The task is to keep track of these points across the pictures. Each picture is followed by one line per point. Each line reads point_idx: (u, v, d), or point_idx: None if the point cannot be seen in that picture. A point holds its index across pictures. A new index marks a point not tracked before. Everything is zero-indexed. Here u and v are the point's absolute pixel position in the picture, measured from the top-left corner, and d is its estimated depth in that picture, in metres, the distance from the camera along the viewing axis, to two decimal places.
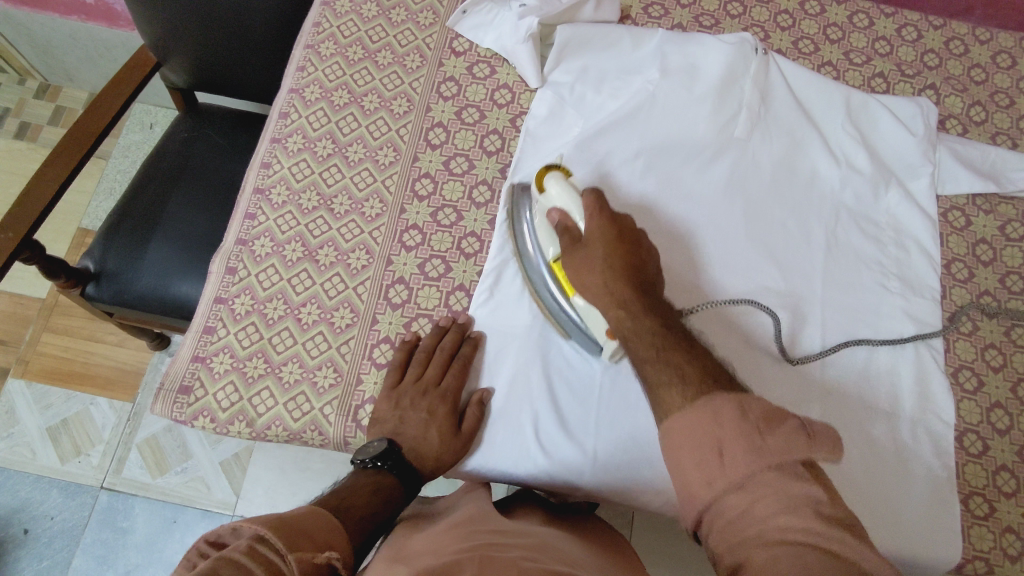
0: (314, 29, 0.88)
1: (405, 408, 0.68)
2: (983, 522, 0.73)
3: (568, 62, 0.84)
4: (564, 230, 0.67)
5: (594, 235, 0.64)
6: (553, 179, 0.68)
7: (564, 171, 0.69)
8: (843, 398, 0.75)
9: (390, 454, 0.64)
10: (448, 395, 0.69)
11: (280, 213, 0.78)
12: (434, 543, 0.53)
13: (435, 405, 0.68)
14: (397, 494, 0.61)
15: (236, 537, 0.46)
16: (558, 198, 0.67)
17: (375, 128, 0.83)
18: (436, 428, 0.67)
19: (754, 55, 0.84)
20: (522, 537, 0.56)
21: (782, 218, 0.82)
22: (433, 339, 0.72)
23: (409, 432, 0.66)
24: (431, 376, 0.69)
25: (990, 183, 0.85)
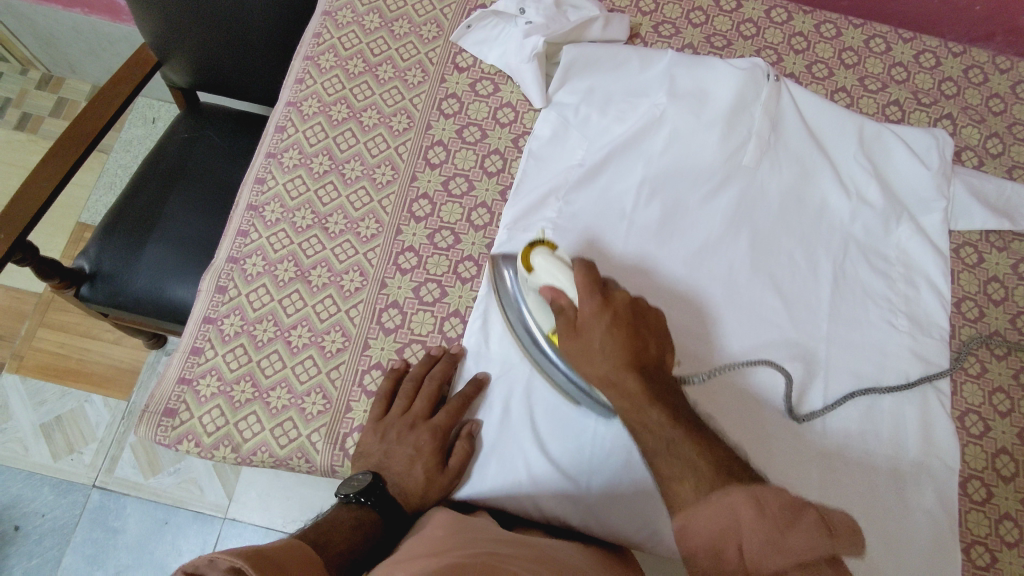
0: (314, 40, 0.86)
1: (392, 442, 0.66)
2: (984, 573, 0.71)
3: (574, 83, 0.82)
4: (559, 311, 0.63)
5: (586, 324, 0.61)
6: (541, 255, 0.65)
7: (548, 244, 0.66)
8: (843, 433, 0.74)
9: (373, 490, 0.62)
10: (436, 428, 0.67)
11: (273, 231, 0.77)
12: (433, 547, 0.52)
13: (422, 439, 0.66)
14: (379, 531, 0.59)
15: (214, 568, 0.44)
16: (547, 278, 0.64)
17: (373, 144, 0.81)
18: (422, 463, 0.65)
19: (765, 81, 0.81)
20: (524, 545, 0.55)
21: (789, 251, 0.79)
22: (423, 368, 0.70)
23: (394, 466, 0.65)
24: (420, 409, 0.68)
25: (1005, 220, 0.83)
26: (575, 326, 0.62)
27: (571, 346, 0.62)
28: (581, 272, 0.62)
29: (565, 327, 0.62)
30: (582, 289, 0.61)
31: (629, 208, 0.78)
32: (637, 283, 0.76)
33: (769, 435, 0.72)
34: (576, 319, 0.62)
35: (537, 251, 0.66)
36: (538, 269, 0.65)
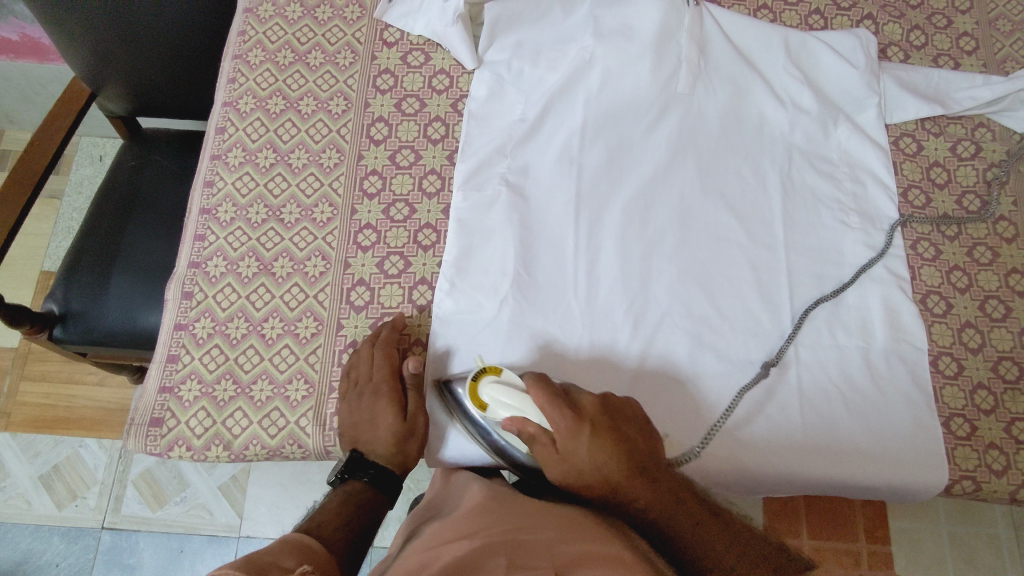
0: (240, 38, 0.86)
1: (358, 414, 0.68)
2: (966, 442, 0.74)
3: (501, 39, 0.83)
4: (530, 438, 0.60)
5: (568, 450, 0.58)
6: (489, 386, 0.62)
7: (494, 372, 0.64)
8: (813, 355, 0.75)
9: (356, 464, 0.66)
10: (384, 387, 0.68)
11: (229, 231, 0.77)
12: (463, 529, 0.53)
13: (377, 403, 0.67)
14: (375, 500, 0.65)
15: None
16: (507, 403, 0.61)
17: (315, 131, 0.81)
18: (383, 426, 0.67)
19: (685, 7, 0.82)
20: (549, 513, 0.56)
21: (736, 168, 0.81)
22: (375, 339, 0.71)
23: (366, 436, 0.67)
24: (367, 373, 0.69)
25: (937, 106, 0.85)
26: (553, 449, 0.59)
27: (551, 461, 0.59)
28: (540, 393, 0.59)
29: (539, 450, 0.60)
30: (550, 413, 0.58)
31: (575, 152, 0.80)
32: (593, 227, 0.77)
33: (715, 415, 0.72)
34: (553, 441, 0.59)
35: (484, 382, 0.63)
36: (491, 403, 0.62)
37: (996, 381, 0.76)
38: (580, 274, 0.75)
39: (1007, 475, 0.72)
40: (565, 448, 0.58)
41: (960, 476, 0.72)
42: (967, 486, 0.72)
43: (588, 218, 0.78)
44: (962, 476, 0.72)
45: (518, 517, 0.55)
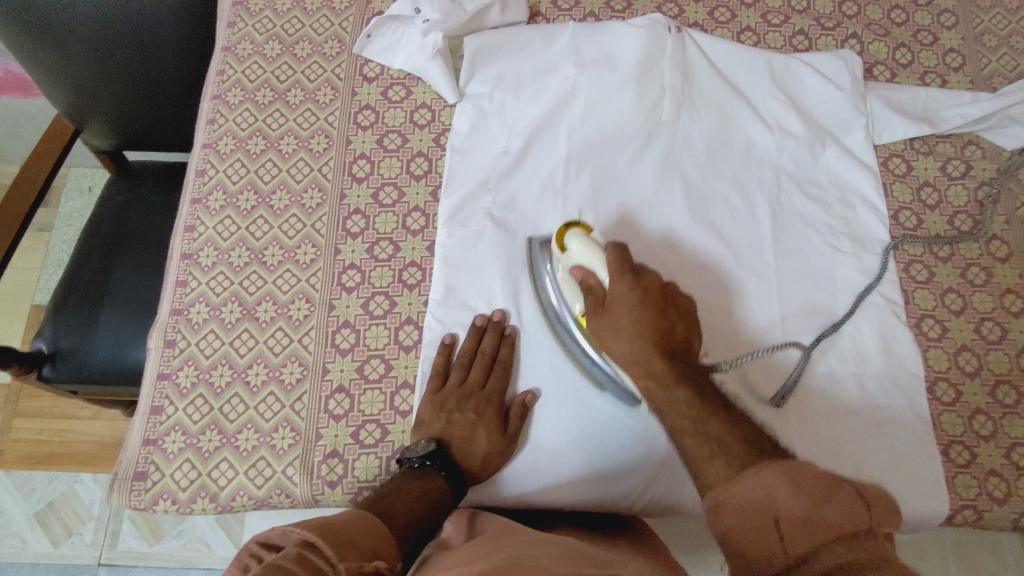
0: (218, 78, 0.85)
1: (453, 410, 0.68)
2: (966, 470, 0.72)
3: (482, 71, 0.82)
4: (587, 290, 0.64)
5: (615, 305, 0.61)
6: (574, 236, 0.67)
7: (583, 227, 0.68)
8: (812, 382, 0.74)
9: (438, 454, 0.64)
10: (493, 398, 0.69)
11: (211, 276, 0.76)
12: (465, 553, 0.52)
13: (481, 406, 0.68)
14: (445, 497, 0.61)
15: (286, 542, 0.47)
16: (581, 257, 0.65)
17: (297, 170, 0.80)
18: (484, 429, 0.67)
19: (667, 34, 0.81)
20: (553, 543, 0.54)
21: (723, 195, 0.80)
22: (472, 341, 0.71)
23: (458, 432, 0.67)
24: (476, 378, 0.69)
25: (925, 125, 0.84)
26: (602, 305, 0.63)
27: (597, 323, 0.62)
28: (615, 255, 0.63)
29: (591, 309, 0.63)
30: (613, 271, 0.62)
31: (561, 184, 0.79)
32: None
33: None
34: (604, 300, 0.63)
35: (572, 233, 0.68)
36: (573, 247, 0.66)
37: (995, 406, 0.75)
38: None
39: (1009, 503, 0.71)
40: (611, 297, 0.62)
41: (961, 505, 0.71)
42: (969, 515, 0.71)
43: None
44: (963, 505, 0.71)
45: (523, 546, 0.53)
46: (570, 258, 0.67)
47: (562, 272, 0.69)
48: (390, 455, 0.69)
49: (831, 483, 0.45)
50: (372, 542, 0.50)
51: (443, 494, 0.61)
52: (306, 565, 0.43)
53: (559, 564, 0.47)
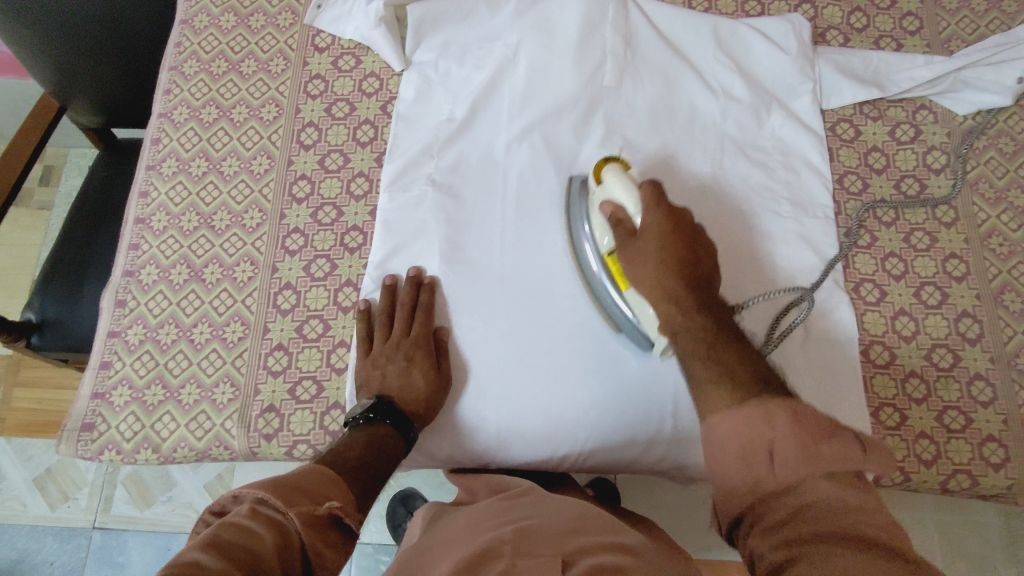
0: (176, 49, 0.87)
1: (385, 364, 0.70)
2: (895, 432, 0.72)
3: (427, 40, 0.83)
4: (618, 222, 0.66)
5: (648, 232, 0.63)
6: (612, 171, 0.69)
7: (622, 162, 0.70)
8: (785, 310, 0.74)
9: (380, 407, 0.66)
10: (421, 340, 0.71)
11: (161, 239, 0.78)
12: (471, 523, 0.59)
13: (412, 352, 0.70)
14: (391, 443, 0.64)
15: (238, 503, 0.50)
16: (616, 192, 0.67)
17: (247, 138, 0.82)
18: (417, 371, 0.69)
19: (608, 0, 0.81)
20: (560, 507, 0.59)
21: (667, 161, 0.81)
22: (389, 299, 0.74)
23: (393, 383, 0.69)
24: (400, 328, 0.72)
25: (874, 89, 0.82)
26: (634, 233, 0.65)
27: (628, 250, 0.64)
28: (649, 190, 0.65)
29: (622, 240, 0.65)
30: (648, 203, 0.64)
31: (502, 153, 0.81)
32: (513, 238, 0.78)
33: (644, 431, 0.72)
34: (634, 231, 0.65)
35: (610, 168, 0.70)
36: (609, 183, 0.68)
37: (929, 369, 0.74)
38: (505, 271, 0.76)
39: (936, 465, 0.71)
40: (646, 225, 0.63)
41: (888, 466, 0.71)
42: (896, 476, 0.71)
43: (517, 209, 0.79)
44: (889, 466, 0.71)
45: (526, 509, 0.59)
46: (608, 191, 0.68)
47: (597, 204, 0.71)
48: (323, 410, 0.72)
49: (834, 428, 0.48)
50: (323, 487, 0.54)
51: (391, 442, 0.64)
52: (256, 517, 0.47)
53: (569, 530, 0.54)
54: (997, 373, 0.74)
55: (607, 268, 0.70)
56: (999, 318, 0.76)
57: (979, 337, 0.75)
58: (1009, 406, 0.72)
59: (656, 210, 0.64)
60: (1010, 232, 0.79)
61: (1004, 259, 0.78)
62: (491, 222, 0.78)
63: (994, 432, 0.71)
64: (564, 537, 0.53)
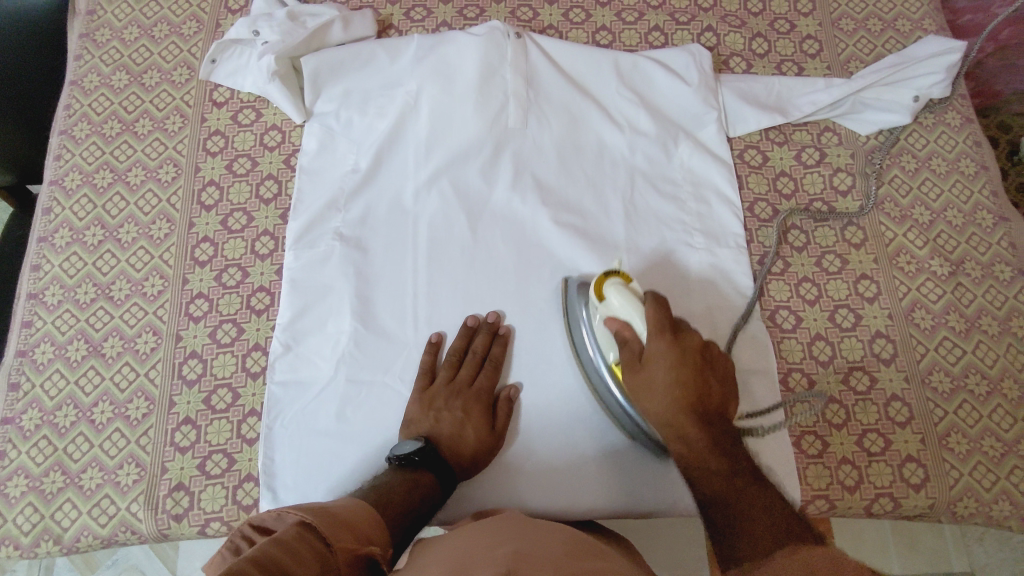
0: (65, 112, 0.84)
1: (440, 409, 0.69)
2: (817, 460, 0.72)
3: (327, 90, 0.81)
4: (623, 342, 0.63)
5: (652, 359, 0.61)
6: (614, 286, 0.65)
7: (622, 276, 0.67)
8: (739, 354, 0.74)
9: (426, 451, 0.64)
10: (482, 395, 0.70)
11: (57, 314, 0.75)
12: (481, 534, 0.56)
13: (470, 404, 0.70)
14: (434, 492, 0.62)
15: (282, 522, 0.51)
16: (619, 308, 0.63)
17: (144, 202, 0.80)
18: (471, 428, 0.68)
19: (505, 41, 0.81)
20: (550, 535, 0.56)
21: (578, 198, 0.80)
22: (463, 340, 0.73)
23: (445, 431, 0.67)
24: (465, 376, 0.71)
25: (777, 115, 0.83)
26: (639, 358, 0.62)
27: (631, 382, 0.62)
28: (652, 310, 0.61)
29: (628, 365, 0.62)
30: (649, 326, 0.61)
31: (411, 202, 0.79)
32: (426, 291, 0.76)
33: (596, 484, 0.71)
34: (640, 353, 0.62)
35: (610, 281, 0.66)
36: (610, 295, 0.65)
37: (847, 393, 0.74)
38: (419, 323, 0.75)
39: (859, 491, 0.71)
40: (649, 354, 0.61)
41: (813, 497, 0.71)
42: (821, 505, 0.71)
43: (429, 258, 0.77)
44: (814, 496, 0.71)
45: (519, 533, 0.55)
46: (611, 308, 0.65)
47: (598, 320, 0.67)
48: (236, 483, 0.69)
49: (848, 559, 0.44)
50: (367, 524, 0.53)
51: (434, 490, 0.62)
52: (301, 543, 0.47)
53: (568, 559, 0.50)
54: (913, 393, 0.74)
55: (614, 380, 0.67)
56: (912, 336, 0.76)
57: (894, 357, 0.76)
58: (925, 425, 0.73)
59: (662, 340, 0.60)
60: (917, 250, 0.80)
61: (913, 277, 0.79)
62: (403, 278, 0.76)
63: (913, 452, 0.72)
64: (564, 564, 0.48)
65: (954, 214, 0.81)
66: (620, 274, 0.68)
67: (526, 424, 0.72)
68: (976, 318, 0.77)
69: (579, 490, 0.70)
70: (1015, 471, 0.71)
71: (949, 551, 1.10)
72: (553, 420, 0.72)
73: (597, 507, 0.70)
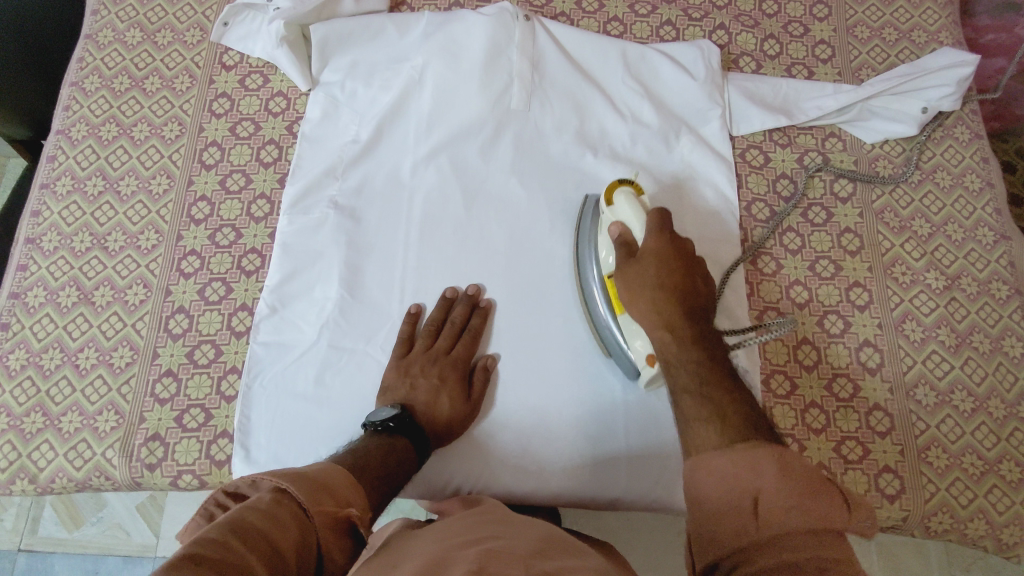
0: (78, 65, 0.85)
1: (416, 377, 0.69)
2: None
3: (334, 60, 0.81)
4: (624, 243, 0.65)
5: (647, 250, 0.63)
6: (622, 194, 0.67)
7: (635, 186, 0.69)
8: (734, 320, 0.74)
9: (401, 418, 0.64)
10: (459, 363, 0.71)
11: (51, 260, 0.76)
12: (444, 534, 0.54)
13: (446, 371, 0.70)
14: (409, 457, 0.62)
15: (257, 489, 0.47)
16: (625, 212, 0.66)
17: (147, 157, 0.81)
18: (446, 395, 0.69)
19: (514, 23, 0.81)
20: (528, 528, 0.55)
21: (575, 183, 0.79)
22: (442, 312, 0.73)
23: (420, 398, 0.68)
24: (442, 345, 0.71)
25: (782, 117, 0.83)
26: (633, 254, 0.64)
27: (624, 269, 0.64)
28: (656, 217, 0.64)
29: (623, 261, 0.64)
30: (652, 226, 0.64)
31: (408, 175, 0.79)
32: (415, 265, 0.76)
33: (569, 467, 0.70)
34: (634, 253, 0.64)
35: (622, 189, 0.68)
36: (618, 205, 0.67)
37: (829, 399, 0.74)
38: (405, 295, 0.75)
39: None
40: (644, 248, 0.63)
41: None
42: None
43: (420, 231, 0.77)
44: None
45: (493, 531, 0.53)
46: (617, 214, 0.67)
47: (604, 224, 0.70)
48: (211, 439, 0.70)
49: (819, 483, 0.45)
50: (346, 489, 0.51)
51: (409, 455, 0.62)
52: (280, 508, 0.44)
53: (545, 554, 0.49)
54: (896, 404, 0.73)
55: (603, 290, 0.69)
56: (900, 347, 0.76)
57: (880, 367, 0.75)
58: (905, 437, 0.72)
59: (656, 236, 0.63)
60: (913, 261, 0.79)
61: (907, 289, 0.78)
62: (394, 250, 0.76)
63: (891, 463, 0.71)
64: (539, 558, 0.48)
65: (954, 229, 0.80)
66: (634, 184, 0.70)
67: (502, 404, 0.72)
68: (967, 334, 0.76)
69: (547, 471, 0.70)
70: (993, 491, 0.70)
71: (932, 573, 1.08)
72: (531, 399, 0.72)
73: (564, 490, 0.70)
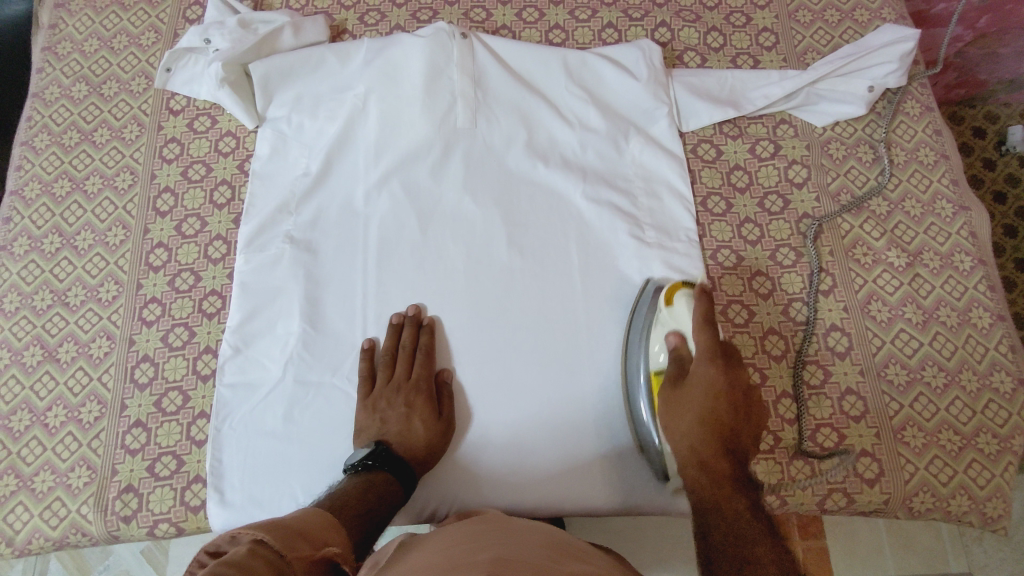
0: (27, 124, 0.86)
1: (384, 410, 0.69)
2: (769, 457, 0.71)
3: (279, 96, 0.82)
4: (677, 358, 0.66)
5: (694, 376, 0.64)
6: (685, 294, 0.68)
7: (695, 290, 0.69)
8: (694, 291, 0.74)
9: (378, 454, 0.65)
10: (422, 384, 0.71)
11: (14, 321, 0.77)
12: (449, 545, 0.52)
13: (412, 397, 0.70)
14: (392, 489, 0.62)
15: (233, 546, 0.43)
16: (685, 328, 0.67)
17: (101, 209, 0.81)
18: (418, 419, 0.69)
19: (451, 42, 0.82)
20: (531, 533, 0.54)
21: (529, 195, 0.79)
22: (392, 340, 0.73)
23: (392, 428, 0.68)
24: (401, 372, 0.71)
25: (729, 108, 0.83)
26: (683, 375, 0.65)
27: (670, 393, 0.65)
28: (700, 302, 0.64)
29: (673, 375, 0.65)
30: (701, 353, 0.63)
31: (362, 203, 0.79)
32: (376, 292, 0.76)
33: (546, 479, 0.70)
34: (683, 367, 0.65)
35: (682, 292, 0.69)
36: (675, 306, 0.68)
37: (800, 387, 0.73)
38: (368, 323, 0.75)
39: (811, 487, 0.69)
40: (693, 372, 0.64)
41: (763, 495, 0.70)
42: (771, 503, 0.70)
43: (377, 259, 0.77)
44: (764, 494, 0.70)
45: (497, 539, 0.52)
46: (675, 316, 0.68)
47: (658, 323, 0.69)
48: (184, 485, 0.70)
49: None
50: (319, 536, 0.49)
51: (390, 487, 0.63)
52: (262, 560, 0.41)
53: (551, 559, 0.48)
54: (868, 386, 0.73)
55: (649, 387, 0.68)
56: (867, 328, 0.75)
57: (849, 350, 0.74)
58: (880, 419, 0.71)
59: (708, 363, 0.63)
60: (873, 241, 0.79)
61: (870, 269, 0.77)
62: (354, 280, 0.76)
63: (868, 446, 0.70)
64: (546, 564, 0.47)
65: (912, 204, 0.80)
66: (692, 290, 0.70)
67: (473, 423, 0.72)
68: (933, 309, 0.75)
69: (523, 489, 0.70)
70: (973, 466, 0.69)
71: (947, 552, 1.06)
72: (501, 416, 0.72)
73: (543, 504, 0.70)
